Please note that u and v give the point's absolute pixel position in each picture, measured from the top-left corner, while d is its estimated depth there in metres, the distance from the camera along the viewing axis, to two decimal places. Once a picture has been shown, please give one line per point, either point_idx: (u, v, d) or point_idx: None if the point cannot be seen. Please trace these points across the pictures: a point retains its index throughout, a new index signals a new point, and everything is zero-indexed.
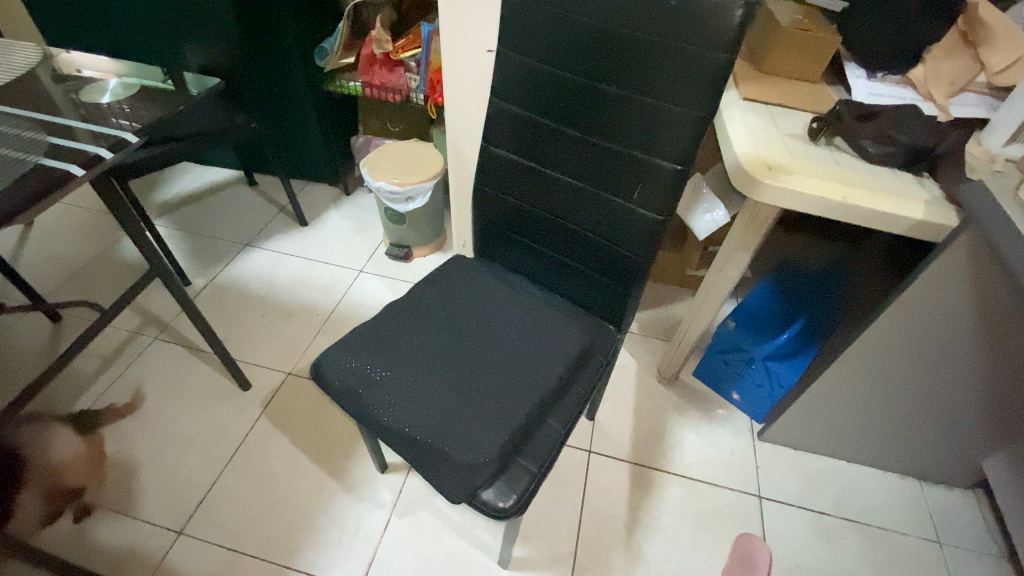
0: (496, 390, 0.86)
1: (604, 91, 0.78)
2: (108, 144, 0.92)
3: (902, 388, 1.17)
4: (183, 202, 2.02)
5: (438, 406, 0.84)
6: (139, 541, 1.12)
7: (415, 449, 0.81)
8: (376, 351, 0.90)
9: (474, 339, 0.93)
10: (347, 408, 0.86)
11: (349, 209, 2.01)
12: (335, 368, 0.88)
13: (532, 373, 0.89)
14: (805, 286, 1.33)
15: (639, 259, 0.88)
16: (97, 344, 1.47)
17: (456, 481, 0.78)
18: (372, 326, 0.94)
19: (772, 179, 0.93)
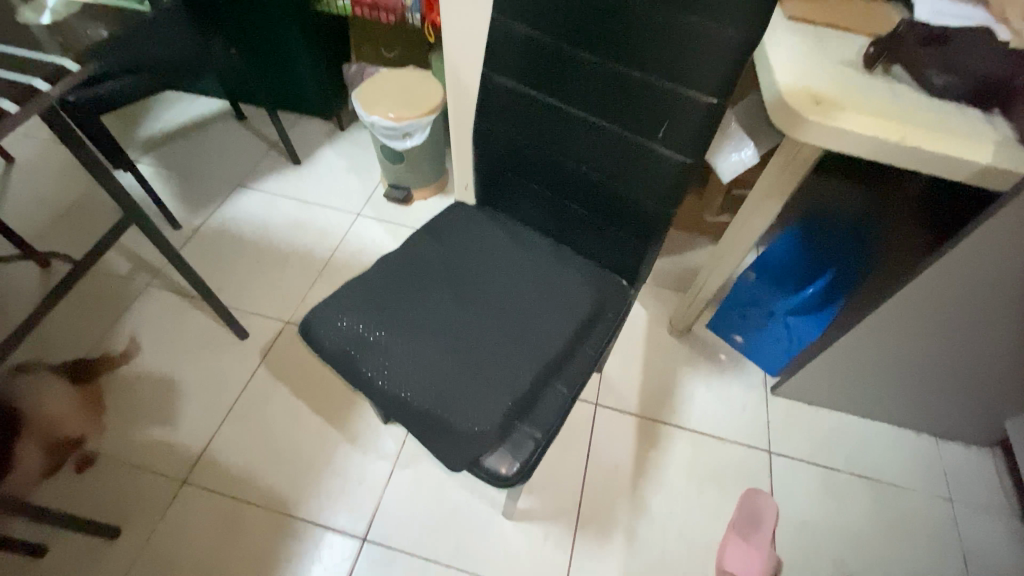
0: (498, 353, 0.80)
1: (628, 5, 0.65)
2: (43, 73, 0.81)
3: (932, 347, 1.09)
4: (169, 139, 1.89)
5: (436, 369, 0.78)
6: (142, 489, 1.12)
7: (412, 416, 0.76)
8: (370, 308, 0.83)
9: (475, 296, 0.86)
10: (339, 371, 0.81)
11: (345, 146, 1.87)
12: (325, 328, 0.81)
13: (536, 335, 0.82)
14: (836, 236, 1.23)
15: (662, 209, 0.78)
16: (86, 292, 1.41)
17: (456, 450, 0.73)
18: (364, 282, 0.86)
19: (820, 116, 0.81)
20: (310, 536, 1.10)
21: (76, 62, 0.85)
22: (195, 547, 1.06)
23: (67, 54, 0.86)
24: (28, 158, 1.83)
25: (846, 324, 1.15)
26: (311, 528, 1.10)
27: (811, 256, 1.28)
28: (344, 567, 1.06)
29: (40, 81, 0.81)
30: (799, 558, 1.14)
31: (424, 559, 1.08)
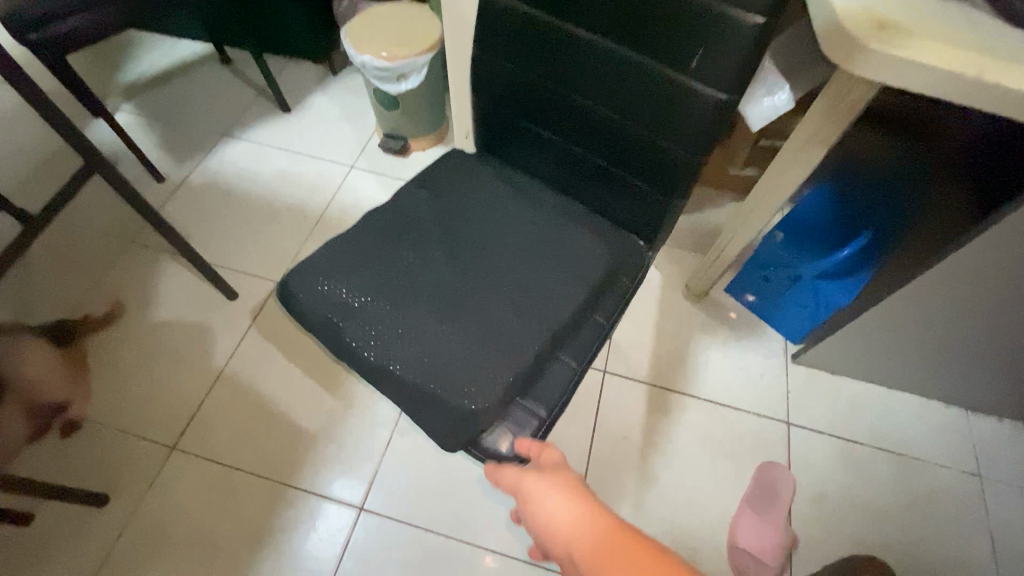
0: (498, 322, 0.71)
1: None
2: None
3: (978, 318, 0.99)
4: (149, 84, 1.76)
5: (429, 340, 0.70)
6: (130, 457, 1.08)
7: (402, 392, 0.69)
8: (355, 270, 0.74)
9: (473, 257, 0.76)
10: (323, 341, 0.73)
11: (337, 92, 1.73)
12: (305, 292, 0.73)
13: (541, 302, 0.73)
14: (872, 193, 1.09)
15: (691, 158, 0.66)
16: (64, 249, 1.33)
17: (451, 430, 0.67)
18: (349, 240, 0.77)
19: (884, 44, 0.68)
20: (305, 505, 1.05)
21: None
22: (187, 516, 1.02)
23: None
24: None
25: (880, 290, 1.05)
26: (306, 497, 1.06)
27: (842, 215, 1.15)
28: (341, 537, 1.03)
29: None
30: (814, 534, 1.09)
31: (423, 529, 1.04)
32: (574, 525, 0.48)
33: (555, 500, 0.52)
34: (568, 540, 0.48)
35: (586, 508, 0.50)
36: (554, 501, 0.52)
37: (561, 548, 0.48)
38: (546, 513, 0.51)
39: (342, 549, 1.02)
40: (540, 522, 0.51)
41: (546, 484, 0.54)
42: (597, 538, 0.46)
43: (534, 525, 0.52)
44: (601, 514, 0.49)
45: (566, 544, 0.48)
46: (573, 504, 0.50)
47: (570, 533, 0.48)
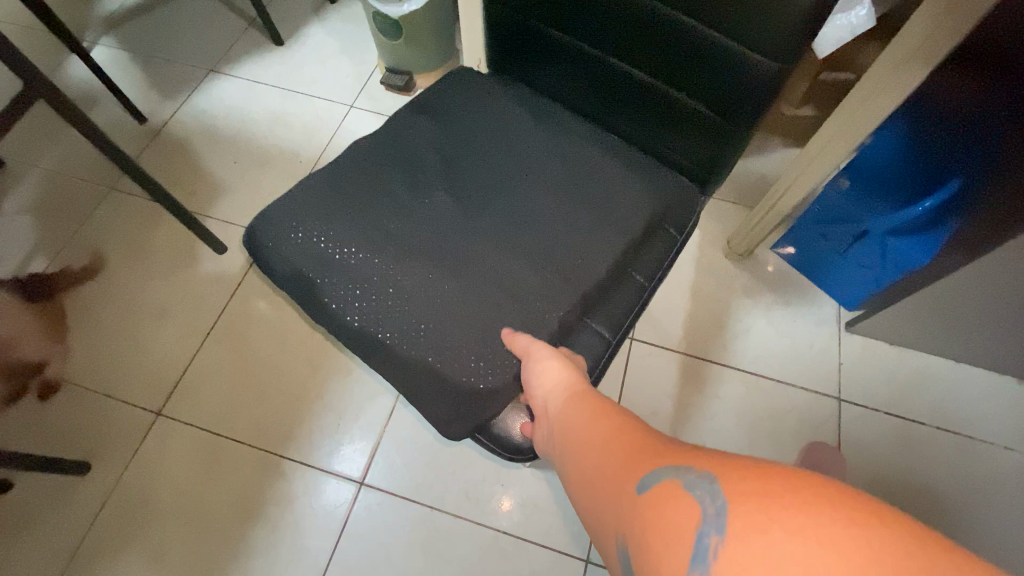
0: (515, 279, 0.58)
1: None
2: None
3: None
4: (130, 14, 1.58)
5: (430, 299, 0.57)
6: (113, 421, 0.99)
7: (396, 369, 0.57)
8: (338, 214, 0.60)
9: (485, 202, 0.62)
10: (300, 300, 0.61)
11: (335, 21, 1.54)
12: (277, 241, 0.60)
13: (567, 255, 0.59)
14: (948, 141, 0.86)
15: (772, 72, 0.50)
16: (39, 197, 1.21)
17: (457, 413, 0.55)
18: (333, 178, 0.63)
19: None
20: (302, 478, 0.96)
21: None
22: (174, 485, 0.95)
23: None
24: None
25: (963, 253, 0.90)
26: (305, 471, 0.97)
27: (922, 159, 0.90)
28: (341, 513, 0.94)
29: None
30: None
31: (430, 508, 0.95)
32: (558, 386, 0.51)
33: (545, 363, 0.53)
34: (548, 397, 0.51)
35: (574, 377, 0.51)
36: (544, 364, 0.53)
37: (540, 401, 0.52)
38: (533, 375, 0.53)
39: (342, 525, 0.93)
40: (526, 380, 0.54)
41: (545, 349, 0.54)
42: (574, 399, 0.49)
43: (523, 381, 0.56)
44: (587, 386, 0.50)
45: (545, 401, 0.51)
46: (563, 370, 0.52)
47: (552, 393, 0.51)
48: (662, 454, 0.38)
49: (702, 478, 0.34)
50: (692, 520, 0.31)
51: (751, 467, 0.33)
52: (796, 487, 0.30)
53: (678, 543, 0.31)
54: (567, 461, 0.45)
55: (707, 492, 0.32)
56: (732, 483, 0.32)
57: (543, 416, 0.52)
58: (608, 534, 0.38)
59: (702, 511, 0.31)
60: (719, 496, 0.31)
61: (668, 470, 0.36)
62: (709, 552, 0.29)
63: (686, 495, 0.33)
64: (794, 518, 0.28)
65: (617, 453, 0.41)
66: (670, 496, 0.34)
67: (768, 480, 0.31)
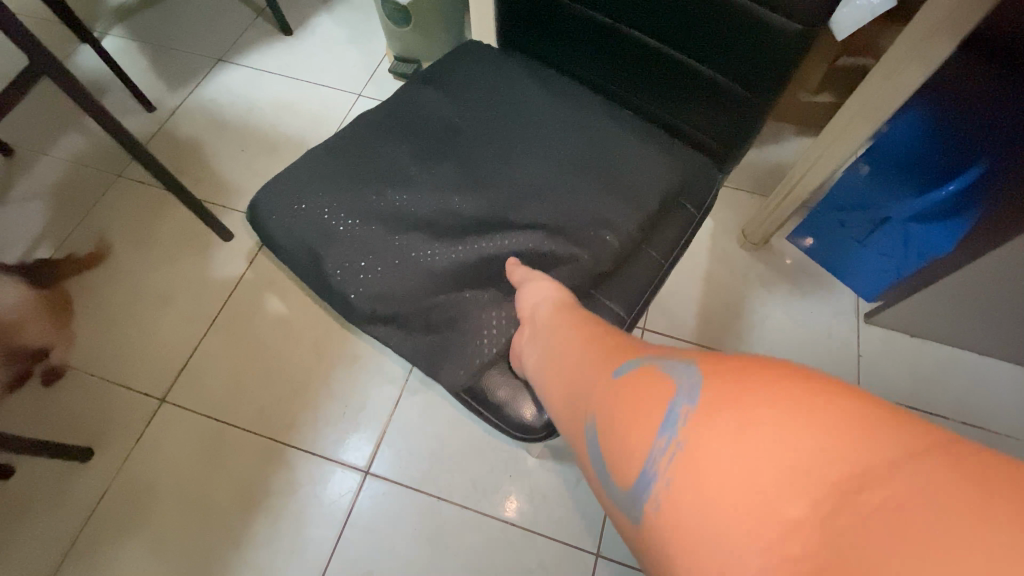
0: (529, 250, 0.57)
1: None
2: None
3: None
4: (139, 5, 1.58)
5: (439, 264, 0.56)
6: (116, 407, 0.98)
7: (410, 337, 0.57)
8: (341, 186, 0.59)
9: (494, 174, 0.60)
10: (303, 274, 0.60)
11: (344, 11, 1.53)
12: (279, 212, 0.59)
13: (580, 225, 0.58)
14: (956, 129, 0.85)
15: (797, 36, 0.48)
16: (46, 184, 1.20)
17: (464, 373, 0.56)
18: (337, 151, 0.61)
19: None
20: (305, 466, 0.95)
21: None
22: (176, 472, 0.93)
23: None
24: None
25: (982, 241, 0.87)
26: (308, 458, 0.95)
27: (943, 143, 0.87)
28: (346, 502, 0.92)
29: None
30: None
31: (435, 497, 0.93)
32: (551, 298, 0.53)
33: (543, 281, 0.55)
34: (530, 309, 0.53)
35: (568, 295, 0.54)
36: (541, 282, 0.54)
37: (527, 309, 0.54)
38: (522, 289, 0.55)
39: (346, 515, 0.91)
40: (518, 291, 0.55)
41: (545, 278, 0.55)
42: (562, 310, 0.51)
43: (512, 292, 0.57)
44: (575, 303, 0.53)
45: (534, 309, 0.53)
46: (559, 289, 0.54)
47: (543, 302, 0.53)
48: (643, 352, 0.42)
49: (680, 364, 0.38)
50: (666, 394, 0.36)
51: (726, 358, 0.37)
52: (761, 365, 0.34)
53: (652, 414, 0.35)
54: (550, 362, 0.48)
55: (684, 373, 0.36)
56: (707, 366, 0.36)
57: (527, 322, 0.53)
58: (578, 416, 0.42)
59: (677, 387, 0.36)
60: (694, 374, 0.36)
61: (649, 363, 0.40)
62: (679, 417, 0.34)
63: (664, 377, 0.37)
64: (756, 386, 0.32)
65: (601, 352, 0.45)
66: (649, 380, 0.38)
67: (741, 365, 0.35)
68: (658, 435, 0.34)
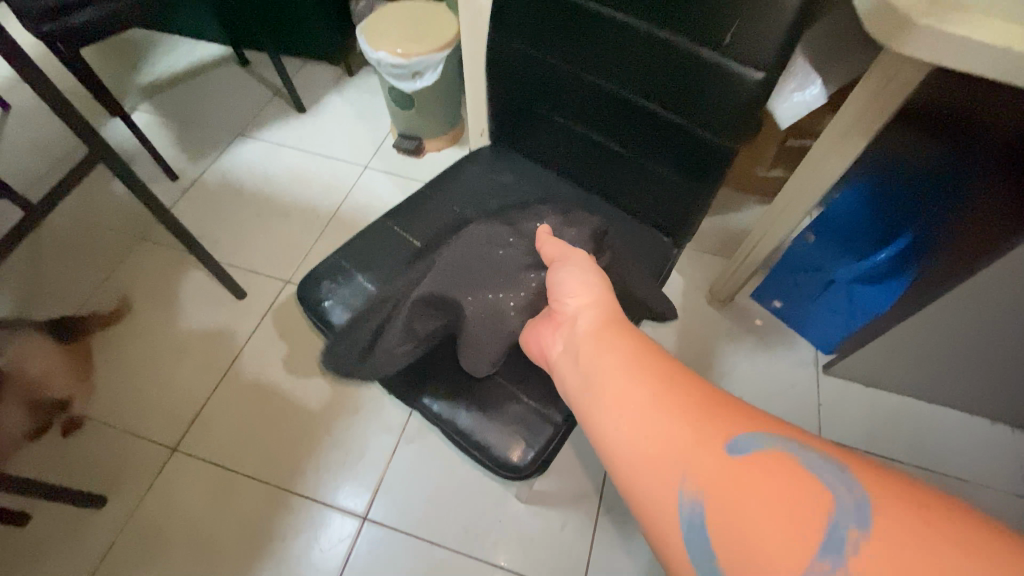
0: (553, 232, 0.64)
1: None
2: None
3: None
4: (168, 84, 1.76)
5: (466, 251, 0.63)
6: (130, 456, 1.04)
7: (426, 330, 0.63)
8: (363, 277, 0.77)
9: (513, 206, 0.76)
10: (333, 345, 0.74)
11: (352, 92, 1.72)
12: (319, 299, 0.77)
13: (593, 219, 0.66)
14: (905, 194, 1.00)
15: (722, 149, 0.63)
16: (77, 247, 1.31)
17: (482, 354, 0.61)
18: (361, 248, 0.80)
19: (935, 21, 0.61)
20: (307, 513, 1.01)
21: None
22: (185, 520, 0.99)
23: None
24: (16, 103, 1.69)
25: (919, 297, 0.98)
26: (310, 504, 1.01)
27: (886, 208, 1.03)
28: (344, 548, 0.98)
29: None
30: None
31: (430, 542, 0.99)
32: (594, 303, 0.52)
33: (583, 277, 0.54)
34: (567, 312, 0.53)
35: (610, 304, 0.52)
36: (583, 282, 0.54)
37: (570, 311, 0.53)
38: (565, 292, 0.54)
39: (344, 560, 0.97)
40: (556, 286, 0.55)
41: (582, 265, 0.56)
42: (609, 324, 0.49)
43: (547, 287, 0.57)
44: (617, 312, 0.51)
45: (576, 314, 0.52)
46: (604, 294, 0.53)
47: (587, 309, 0.52)
48: (752, 419, 0.38)
49: (824, 464, 0.34)
50: (824, 508, 0.32)
51: (871, 465, 0.34)
52: (929, 500, 0.31)
53: (803, 524, 0.32)
54: (596, 384, 0.45)
55: (842, 483, 0.33)
56: (869, 483, 0.33)
57: (567, 324, 0.53)
58: (663, 477, 0.37)
59: (836, 501, 0.32)
60: (858, 490, 0.32)
61: (775, 443, 0.36)
62: (846, 543, 0.30)
63: (806, 473, 0.34)
64: (941, 533, 0.29)
65: (688, 401, 0.40)
66: (784, 470, 0.34)
67: (905, 488, 0.32)
68: (818, 557, 0.30)
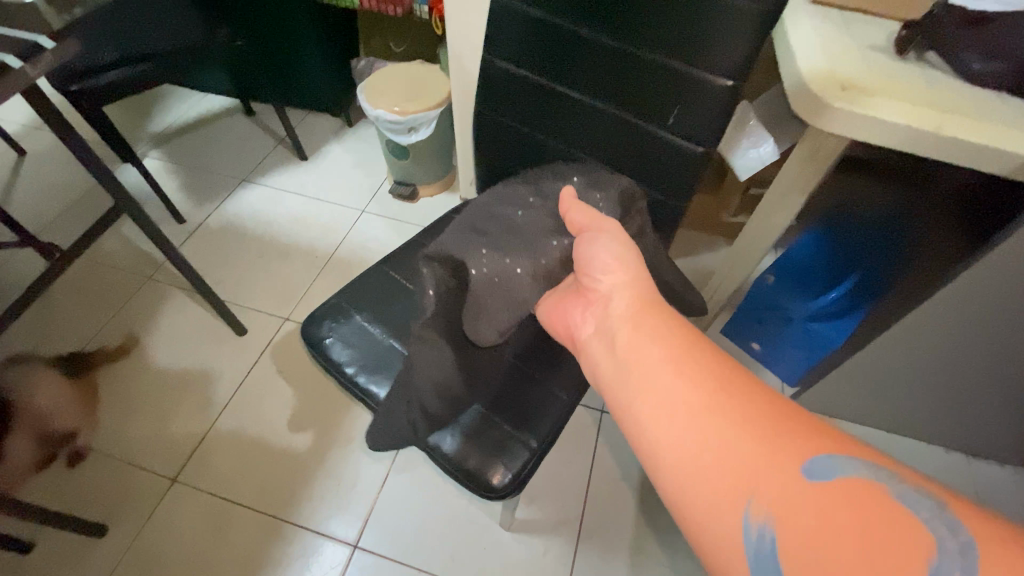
0: (578, 193, 0.70)
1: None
2: (17, 51, 0.70)
3: (981, 365, 1.00)
4: (178, 133, 1.88)
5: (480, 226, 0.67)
6: (132, 486, 1.09)
7: (446, 290, 0.59)
8: (363, 317, 0.86)
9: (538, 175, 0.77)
10: (338, 375, 0.83)
11: (351, 142, 1.85)
12: (321, 336, 0.85)
13: (617, 184, 0.72)
14: (859, 239, 1.09)
15: (670, 204, 0.77)
16: (87, 286, 1.39)
17: (495, 316, 0.62)
18: (359, 292, 0.89)
19: (848, 104, 0.73)
20: (301, 541, 1.05)
21: (52, 39, 0.73)
22: (182, 548, 1.03)
23: (53, 17, 0.80)
24: (33, 149, 1.79)
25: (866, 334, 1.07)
26: (303, 533, 1.06)
27: (838, 256, 1.13)
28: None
29: (45, 38, 0.74)
30: None
31: (418, 569, 1.03)
32: (627, 283, 0.55)
33: (616, 253, 0.57)
34: (601, 283, 0.56)
35: (646, 287, 0.54)
36: (614, 256, 0.57)
37: (603, 288, 0.56)
38: (599, 268, 0.57)
39: None
40: (589, 258, 0.58)
41: (612, 235, 0.59)
42: (652, 313, 0.51)
43: (578, 258, 0.60)
44: (653, 298, 0.53)
45: (611, 292, 0.55)
46: (639, 279, 0.55)
47: (620, 288, 0.55)
48: (833, 439, 0.37)
49: (924, 500, 0.33)
50: (926, 548, 0.30)
51: (971, 507, 0.33)
52: None
53: (900, 558, 0.30)
54: (634, 376, 0.46)
55: (945, 524, 0.31)
56: (973, 524, 0.31)
57: (600, 302, 0.56)
58: (728, 493, 0.37)
59: (939, 541, 0.30)
60: (962, 533, 0.31)
61: (861, 470, 0.35)
62: None
63: (897, 506, 0.32)
64: None
65: (756, 415, 0.40)
66: (871, 498, 0.33)
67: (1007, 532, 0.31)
68: None
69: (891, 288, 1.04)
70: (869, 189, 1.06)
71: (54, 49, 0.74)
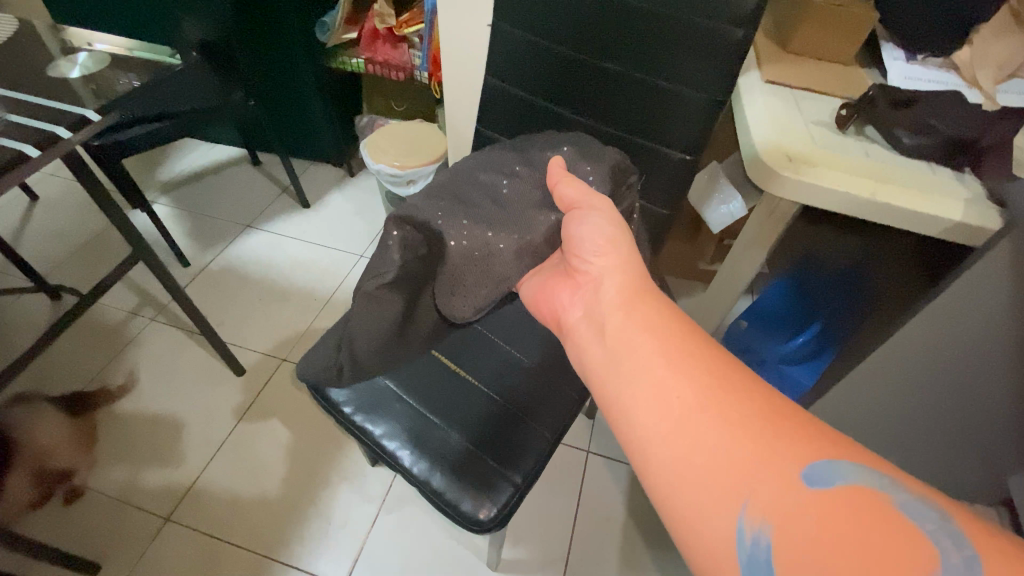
0: (567, 165, 0.68)
1: (614, 37, 0.71)
2: (66, 122, 0.80)
3: None
4: (186, 181, 1.98)
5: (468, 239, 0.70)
6: (127, 525, 1.11)
7: (413, 253, 0.61)
8: None
9: (524, 141, 0.76)
10: (335, 416, 0.88)
11: (351, 191, 1.95)
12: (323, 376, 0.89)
13: (610, 157, 0.70)
14: (823, 285, 1.17)
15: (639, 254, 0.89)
16: (93, 326, 1.45)
17: (471, 294, 0.66)
18: None
19: (793, 172, 0.84)
20: None
21: (97, 111, 0.84)
22: None
23: (96, 91, 0.91)
24: (46, 195, 1.88)
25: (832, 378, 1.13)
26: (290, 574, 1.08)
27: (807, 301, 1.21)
28: None
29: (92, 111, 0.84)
30: None
31: None
32: (618, 269, 0.58)
33: (606, 234, 0.60)
34: (589, 264, 0.60)
35: (636, 272, 0.58)
36: (604, 235, 0.60)
37: (593, 271, 0.60)
38: (589, 251, 0.61)
39: None
40: (579, 240, 0.61)
41: (602, 217, 0.61)
42: (642, 299, 0.55)
43: (570, 237, 0.63)
44: (642, 284, 0.57)
45: (601, 276, 0.59)
46: (630, 265, 0.58)
47: (610, 272, 0.58)
48: (834, 445, 0.41)
49: (927, 511, 0.36)
50: (932, 557, 0.33)
51: (972, 517, 0.36)
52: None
53: (897, 561, 0.33)
54: (624, 362, 0.50)
55: (947, 535, 0.34)
56: (973, 535, 0.34)
57: (590, 285, 0.60)
58: (724, 492, 0.40)
59: (942, 553, 0.34)
60: (966, 547, 0.34)
61: (862, 479, 0.38)
62: None
63: (901, 516, 0.36)
64: None
65: (753, 416, 0.43)
66: (870, 505, 0.36)
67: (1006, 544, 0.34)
68: None
69: (856, 317, 1.10)
70: (831, 238, 1.13)
71: (98, 120, 0.84)
